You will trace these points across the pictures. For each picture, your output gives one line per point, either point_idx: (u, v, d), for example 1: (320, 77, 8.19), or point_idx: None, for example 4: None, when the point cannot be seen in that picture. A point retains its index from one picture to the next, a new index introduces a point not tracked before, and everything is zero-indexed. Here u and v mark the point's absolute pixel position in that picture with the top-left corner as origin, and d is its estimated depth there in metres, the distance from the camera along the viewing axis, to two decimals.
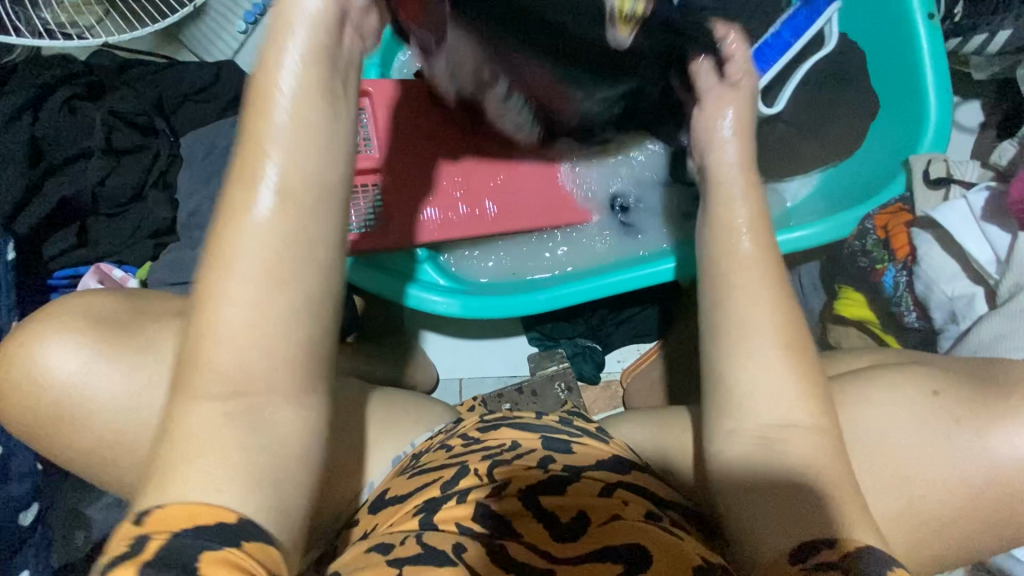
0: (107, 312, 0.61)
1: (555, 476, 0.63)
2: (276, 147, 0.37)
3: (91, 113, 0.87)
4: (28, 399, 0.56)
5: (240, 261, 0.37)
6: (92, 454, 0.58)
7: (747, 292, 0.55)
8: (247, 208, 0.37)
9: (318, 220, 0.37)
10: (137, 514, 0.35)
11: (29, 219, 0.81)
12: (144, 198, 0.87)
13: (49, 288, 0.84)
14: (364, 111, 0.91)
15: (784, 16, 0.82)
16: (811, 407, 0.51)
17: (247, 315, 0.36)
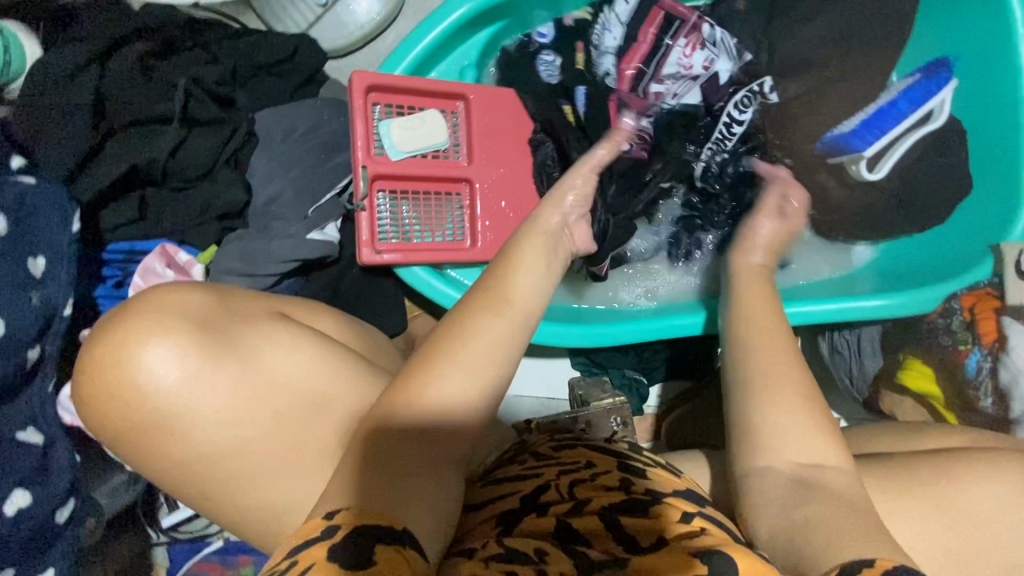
0: (203, 313, 0.58)
1: (637, 498, 0.58)
2: (513, 281, 0.61)
3: (168, 76, 0.79)
4: (123, 405, 0.53)
5: (463, 346, 0.55)
6: (187, 466, 0.55)
7: (769, 362, 0.62)
8: (491, 316, 0.57)
9: (521, 323, 0.58)
10: (326, 514, 0.45)
11: (91, 185, 0.73)
12: (215, 174, 0.80)
13: (101, 262, 0.78)
14: (456, 114, 0.88)
15: (900, 89, 0.86)
16: (827, 455, 0.57)
17: (459, 384, 0.54)
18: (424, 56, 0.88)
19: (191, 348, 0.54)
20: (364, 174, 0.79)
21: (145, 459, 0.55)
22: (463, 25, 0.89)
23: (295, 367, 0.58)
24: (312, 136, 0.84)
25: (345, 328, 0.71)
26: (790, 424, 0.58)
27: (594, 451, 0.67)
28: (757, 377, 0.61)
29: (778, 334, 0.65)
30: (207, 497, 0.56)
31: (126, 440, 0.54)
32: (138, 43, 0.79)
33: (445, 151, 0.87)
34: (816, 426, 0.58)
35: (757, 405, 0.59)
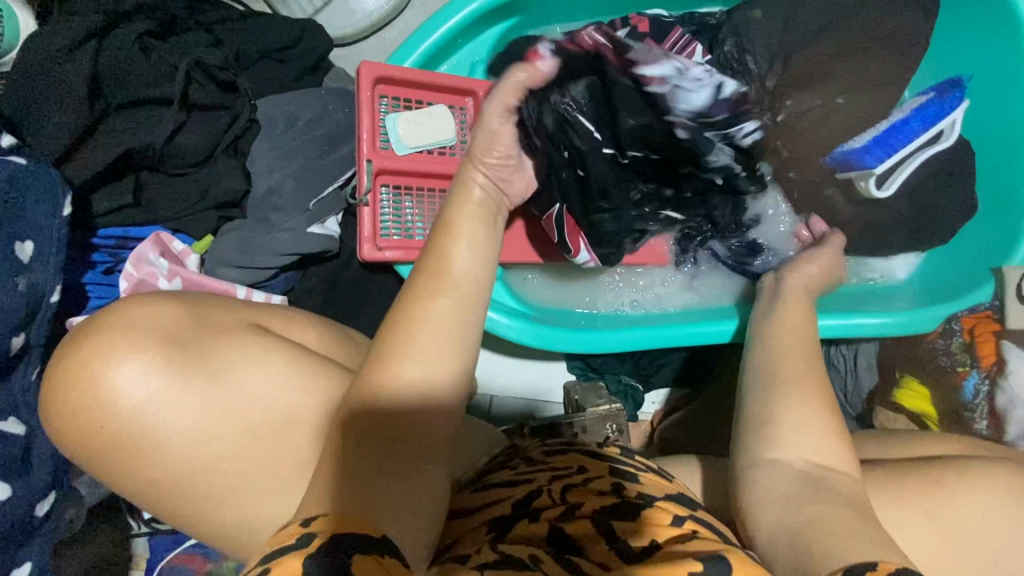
0: (169, 327, 0.54)
1: (629, 502, 0.57)
2: (458, 258, 0.51)
3: (168, 57, 0.76)
4: (87, 424, 0.51)
5: (415, 338, 0.47)
6: (156, 486, 0.53)
7: (788, 365, 0.60)
8: (439, 300, 0.48)
9: (475, 303, 0.50)
10: (300, 520, 0.42)
11: (84, 168, 0.70)
12: (213, 163, 0.77)
13: (92, 248, 0.76)
14: (465, 111, 0.86)
15: (912, 108, 0.86)
16: (838, 457, 0.54)
17: (418, 377, 0.47)
18: (435, 50, 0.86)
19: (156, 366, 0.52)
20: (368, 168, 0.77)
21: (116, 475, 0.53)
22: (475, 20, 0.87)
23: (266, 382, 0.56)
24: (317, 126, 0.81)
25: (326, 333, 0.68)
26: (809, 424, 0.55)
27: (586, 454, 0.64)
28: (774, 379, 0.59)
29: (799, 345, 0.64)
30: (180, 515, 0.55)
31: (93, 459, 0.52)
32: (137, 22, 0.75)
33: (451, 148, 0.86)
34: (830, 428, 0.55)
35: (774, 402, 0.57)
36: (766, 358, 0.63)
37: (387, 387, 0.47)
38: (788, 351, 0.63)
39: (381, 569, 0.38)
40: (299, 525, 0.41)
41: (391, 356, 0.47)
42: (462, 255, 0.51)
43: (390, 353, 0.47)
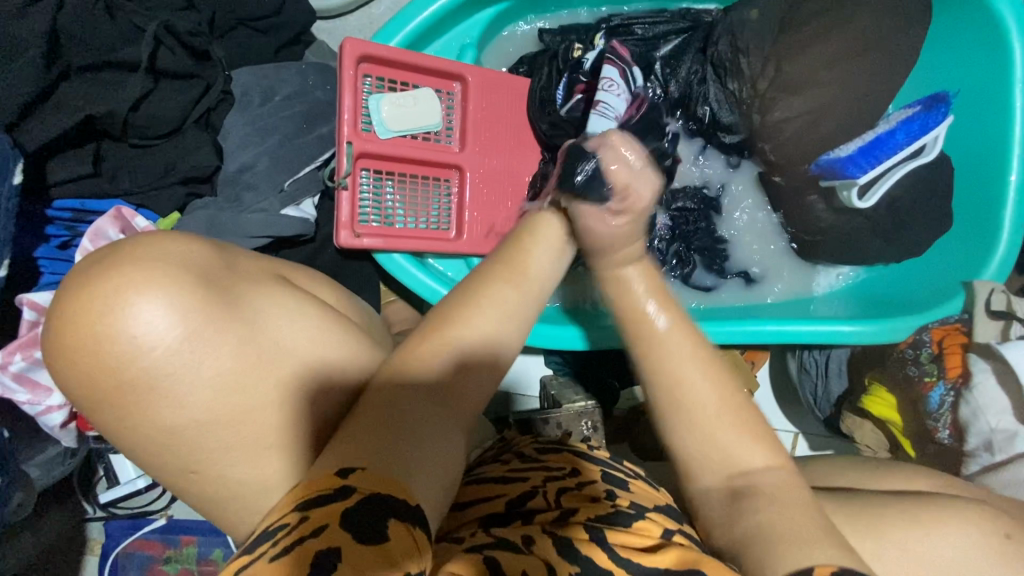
0: (203, 265, 0.47)
1: (622, 512, 0.57)
2: (538, 258, 0.58)
3: (137, 20, 0.71)
4: (103, 359, 0.42)
5: (467, 319, 0.51)
6: (175, 436, 0.45)
7: (681, 367, 0.55)
8: (495, 292, 0.53)
9: (537, 295, 0.56)
10: (340, 468, 0.40)
11: (40, 133, 0.66)
12: (182, 134, 0.73)
13: (46, 220, 0.71)
14: (452, 95, 0.83)
15: (898, 120, 0.87)
16: (761, 457, 0.53)
17: (450, 355, 0.49)
18: (422, 29, 0.83)
19: (188, 303, 0.44)
20: (348, 151, 0.74)
21: (111, 433, 0.45)
22: (466, 2, 0.84)
23: (301, 335, 0.50)
24: (294, 102, 0.77)
25: (347, 300, 0.64)
26: (728, 439, 0.53)
27: (579, 457, 0.65)
28: (678, 406, 0.54)
29: (692, 339, 0.56)
30: (191, 471, 0.47)
31: (97, 402, 0.44)
32: None
33: (436, 134, 0.83)
34: (747, 423, 0.54)
35: (683, 429, 0.54)
36: (655, 361, 0.56)
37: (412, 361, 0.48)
38: (666, 353, 0.56)
39: (412, 543, 0.38)
40: (339, 473, 0.40)
41: (436, 332, 0.50)
42: (534, 264, 0.58)
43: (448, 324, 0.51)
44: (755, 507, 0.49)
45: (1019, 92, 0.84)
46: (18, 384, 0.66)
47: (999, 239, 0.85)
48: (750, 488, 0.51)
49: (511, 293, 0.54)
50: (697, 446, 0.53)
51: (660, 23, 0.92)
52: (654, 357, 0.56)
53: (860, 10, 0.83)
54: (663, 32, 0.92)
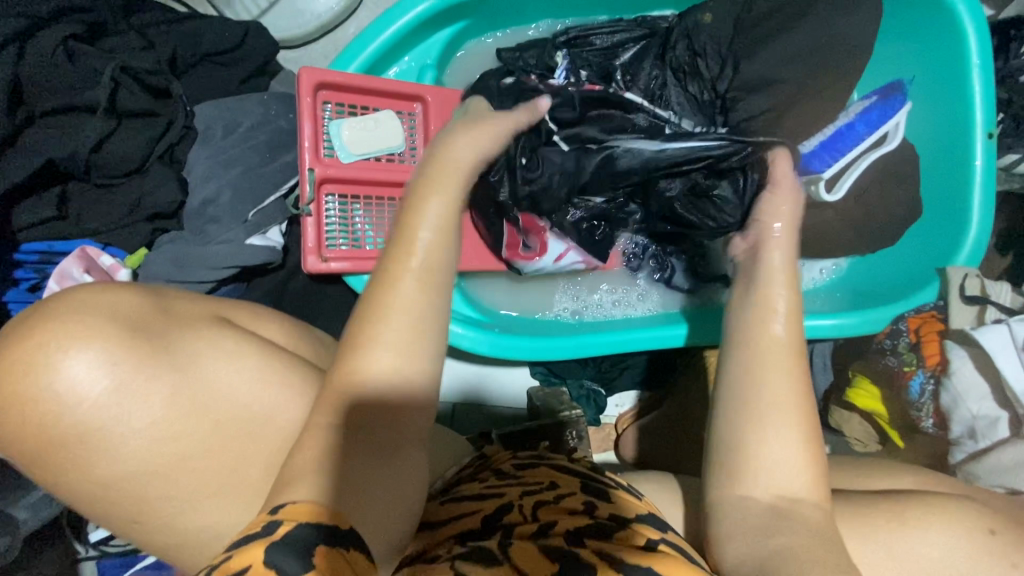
0: (133, 314, 0.47)
1: (602, 523, 0.56)
2: (428, 225, 0.49)
3: (95, 62, 0.72)
4: (31, 418, 0.42)
5: (391, 311, 0.46)
6: (111, 489, 0.45)
7: (771, 381, 0.52)
8: (407, 282, 0.46)
9: (445, 263, 0.49)
10: (271, 506, 0.41)
11: (4, 179, 0.67)
12: (146, 171, 0.74)
13: (15, 264, 0.72)
14: (414, 116, 0.84)
15: (857, 111, 0.87)
16: (805, 487, 0.50)
17: (390, 354, 0.45)
18: (381, 53, 0.85)
19: (117, 356, 0.44)
20: (310, 177, 0.75)
21: (62, 474, 0.45)
22: (423, 23, 0.85)
23: (239, 379, 0.50)
24: (256, 133, 0.78)
25: (297, 334, 0.64)
26: (788, 457, 0.50)
27: (557, 472, 0.65)
28: (758, 405, 0.52)
29: (794, 361, 0.54)
30: (133, 522, 0.47)
31: (31, 454, 0.44)
32: (62, 25, 0.72)
33: (400, 155, 0.84)
34: (808, 444, 0.51)
35: (751, 428, 0.51)
36: (745, 362, 0.54)
37: (352, 371, 0.45)
38: (768, 361, 0.54)
39: (345, 563, 0.38)
40: (270, 510, 0.40)
41: (367, 339, 0.45)
42: (430, 235, 0.49)
43: (355, 346, 0.45)
44: (786, 529, 0.48)
45: (976, 77, 0.84)
46: None
47: (969, 222, 0.85)
48: (791, 512, 0.49)
49: (418, 289, 0.46)
50: (760, 453, 0.50)
51: (617, 32, 0.92)
52: (754, 361, 0.54)
53: (812, 6, 0.84)
54: (621, 41, 0.92)
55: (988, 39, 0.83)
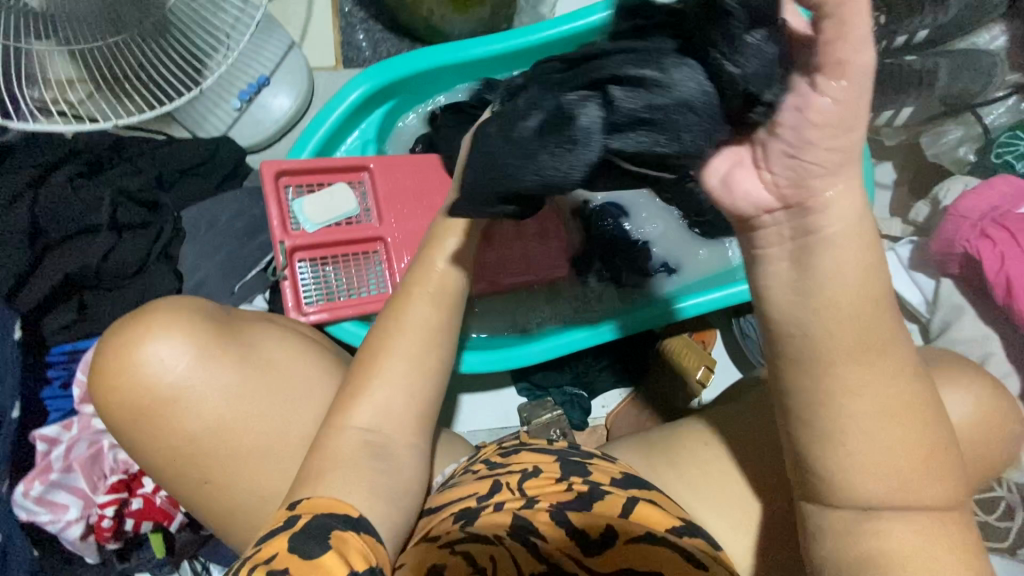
0: (209, 311, 0.73)
1: (580, 493, 0.64)
2: (452, 266, 0.66)
3: (95, 192, 0.88)
4: (145, 380, 0.68)
5: (400, 331, 0.64)
6: (194, 440, 0.69)
7: (864, 397, 0.53)
8: (415, 307, 0.65)
9: (455, 298, 0.67)
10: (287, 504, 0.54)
11: (33, 297, 0.82)
12: (148, 271, 0.89)
13: (47, 365, 0.84)
14: (363, 184, 0.99)
15: None
16: (925, 491, 0.54)
17: (406, 365, 0.63)
18: (327, 138, 1.01)
19: (197, 338, 0.69)
20: (282, 248, 0.90)
21: (153, 435, 0.69)
22: (358, 107, 1.02)
23: (282, 355, 0.74)
24: (234, 222, 0.93)
25: (314, 354, 0.76)
26: (904, 473, 0.53)
27: (540, 454, 0.70)
28: (851, 437, 0.53)
29: (886, 380, 0.52)
30: (206, 481, 0.70)
31: (137, 419, 0.69)
32: (68, 169, 0.89)
33: (357, 217, 0.98)
34: (915, 446, 0.53)
35: (851, 455, 0.54)
36: (834, 385, 0.53)
37: (361, 385, 0.62)
38: (856, 385, 0.52)
39: (357, 543, 0.52)
40: (288, 508, 0.54)
41: (378, 354, 0.63)
42: (445, 265, 0.66)
43: (374, 356, 0.63)
44: (878, 528, 0.54)
45: None
46: (39, 506, 0.77)
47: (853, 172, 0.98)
48: (883, 510, 0.55)
49: (426, 308, 0.64)
50: (854, 475, 0.54)
51: None
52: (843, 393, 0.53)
53: None
54: None
55: None
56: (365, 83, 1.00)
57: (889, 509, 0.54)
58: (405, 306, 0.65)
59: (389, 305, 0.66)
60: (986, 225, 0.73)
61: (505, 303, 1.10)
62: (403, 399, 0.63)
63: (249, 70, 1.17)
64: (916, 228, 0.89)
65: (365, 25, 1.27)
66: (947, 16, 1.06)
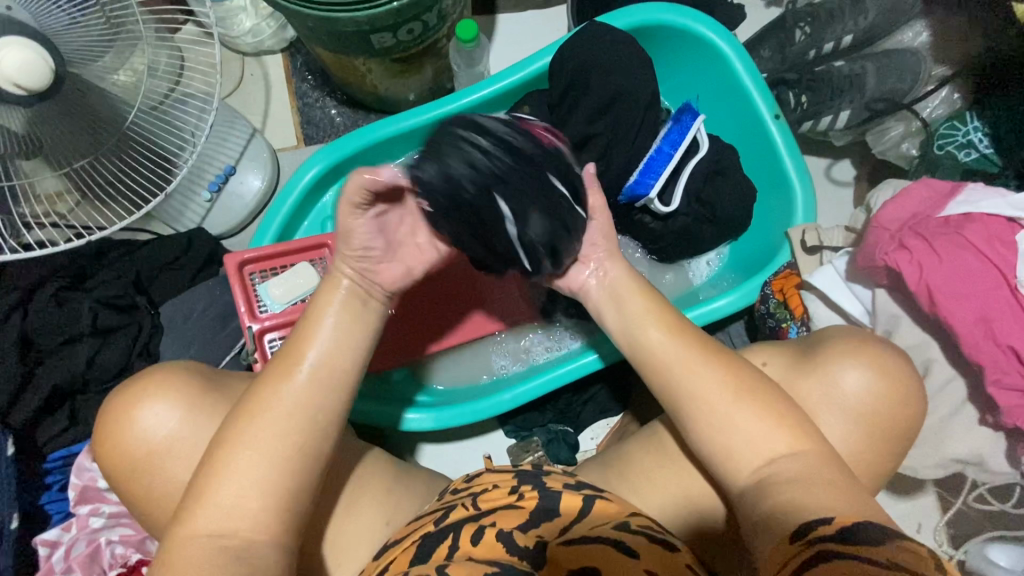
0: (196, 371, 0.78)
1: (523, 506, 0.68)
2: (329, 339, 0.69)
3: (77, 303, 0.95)
4: (134, 436, 0.73)
5: (267, 413, 0.64)
6: (182, 489, 0.73)
7: (698, 382, 0.68)
8: (288, 385, 0.66)
9: (333, 371, 0.68)
10: None
11: (24, 411, 0.89)
12: (130, 369, 0.96)
13: (46, 471, 0.91)
14: (324, 260, 1.04)
15: (662, 135, 1.02)
16: (780, 441, 0.65)
17: (257, 452, 0.63)
18: (287, 220, 1.07)
19: (184, 397, 0.74)
20: (250, 332, 0.96)
21: (142, 492, 0.74)
22: (315, 186, 1.09)
23: None
24: (207, 312, 1.00)
25: None
26: (760, 428, 0.66)
27: (499, 473, 0.75)
28: (696, 410, 0.68)
29: (707, 364, 0.69)
30: None
31: (129, 478, 0.74)
32: (54, 282, 0.96)
33: (321, 291, 1.02)
34: (762, 409, 0.66)
35: (703, 426, 0.68)
36: (669, 381, 0.70)
37: (219, 467, 0.62)
38: (683, 370, 0.70)
39: None
40: None
41: (233, 441, 0.63)
42: (323, 342, 0.68)
43: (227, 441, 0.63)
44: (777, 491, 0.62)
45: (744, 77, 1.02)
46: None
47: (791, 186, 1.01)
48: (769, 472, 0.65)
49: (298, 386, 0.66)
50: (721, 443, 0.67)
51: None
52: (671, 380, 0.70)
53: (593, 74, 1.00)
54: None
55: (741, 47, 1.02)
56: (318, 164, 1.07)
57: (764, 464, 0.65)
58: (279, 382, 0.66)
59: (264, 377, 0.67)
60: (904, 236, 0.73)
61: (485, 351, 1.15)
62: (256, 480, 0.62)
63: (217, 162, 1.24)
64: (857, 235, 0.91)
65: (323, 103, 1.35)
66: (868, 20, 1.11)
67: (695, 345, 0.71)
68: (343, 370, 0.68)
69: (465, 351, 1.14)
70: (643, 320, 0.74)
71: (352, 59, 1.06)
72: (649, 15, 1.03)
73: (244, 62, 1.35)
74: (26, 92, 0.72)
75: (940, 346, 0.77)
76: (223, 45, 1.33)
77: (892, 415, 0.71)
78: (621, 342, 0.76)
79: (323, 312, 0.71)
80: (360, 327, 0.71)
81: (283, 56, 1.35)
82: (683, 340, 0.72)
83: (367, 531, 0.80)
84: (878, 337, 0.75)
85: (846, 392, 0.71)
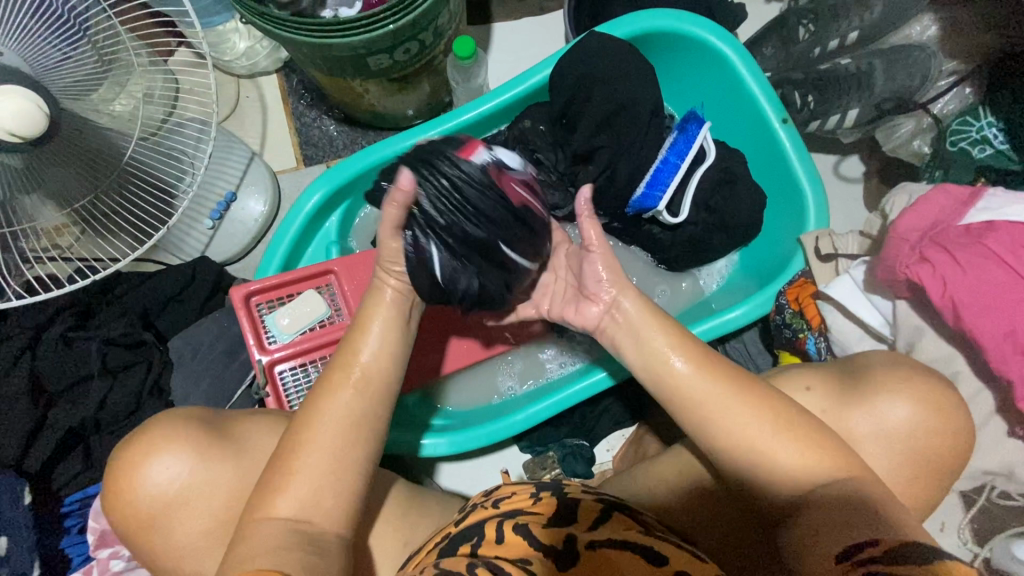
0: (200, 419, 0.77)
1: (546, 511, 0.66)
2: (372, 349, 0.71)
3: (85, 345, 0.95)
4: (143, 492, 0.72)
5: (325, 422, 0.67)
6: (194, 542, 0.73)
7: (722, 411, 0.67)
8: (344, 393, 0.69)
9: (381, 378, 0.71)
10: None
11: (38, 457, 0.89)
12: (143, 408, 0.95)
13: (63, 516, 0.91)
14: (330, 287, 1.02)
15: (667, 146, 1.00)
16: (819, 465, 0.64)
17: (328, 457, 0.65)
18: (291, 248, 1.06)
19: (191, 449, 0.73)
20: (261, 365, 0.95)
21: (156, 546, 0.73)
22: (318, 211, 1.08)
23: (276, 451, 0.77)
24: (216, 345, 0.99)
25: None
26: (797, 454, 0.65)
27: (519, 483, 0.75)
28: (726, 436, 0.67)
29: (725, 391, 0.68)
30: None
31: (142, 533, 0.73)
32: (60, 323, 0.95)
33: (329, 318, 1.01)
34: (798, 436, 0.65)
35: (733, 449, 0.67)
36: (695, 407, 0.69)
37: (287, 475, 0.65)
38: (698, 398, 0.69)
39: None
40: None
41: (301, 447, 0.66)
42: (373, 351, 0.71)
43: (293, 448, 0.66)
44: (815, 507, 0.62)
45: (749, 80, 1.00)
46: None
47: (802, 191, 0.99)
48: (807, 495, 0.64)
49: (351, 396, 0.68)
50: (754, 466, 0.66)
51: None
52: (696, 408, 0.68)
53: (596, 85, 0.97)
54: None
55: (744, 50, 1.00)
56: (321, 189, 1.05)
57: (803, 487, 0.64)
58: (332, 390, 0.69)
59: (313, 391, 0.70)
60: (924, 247, 0.72)
61: (494, 370, 1.13)
62: (324, 486, 0.65)
63: (215, 189, 1.23)
64: (872, 241, 0.90)
65: (320, 122, 1.33)
66: (874, 14, 1.08)
67: (718, 376, 0.69)
68: (388, 375, 0.71)
69: (475, 371, 1.12)
70: (660, 346, 0.72)
71: (350, 81, 1.05)
72: (647, 21, 1.00)
73: (239, 84, 1.33)
74: (21, 141, 0.70)
75: (966, 359, 0.75)
76: (216, 68, 1.32)
77: (934, 429, 0.70)
78: (638, 371, 0.74)
79: (365, 325, 0.73)
80: (400, 333, 0.74)
81: (278, 77, 1.34)
82: (690, 365, 0.70)
83: (389, 568, 0.78)
84: (916, 360, 0.74)
85: (886, 419, 0.71)
